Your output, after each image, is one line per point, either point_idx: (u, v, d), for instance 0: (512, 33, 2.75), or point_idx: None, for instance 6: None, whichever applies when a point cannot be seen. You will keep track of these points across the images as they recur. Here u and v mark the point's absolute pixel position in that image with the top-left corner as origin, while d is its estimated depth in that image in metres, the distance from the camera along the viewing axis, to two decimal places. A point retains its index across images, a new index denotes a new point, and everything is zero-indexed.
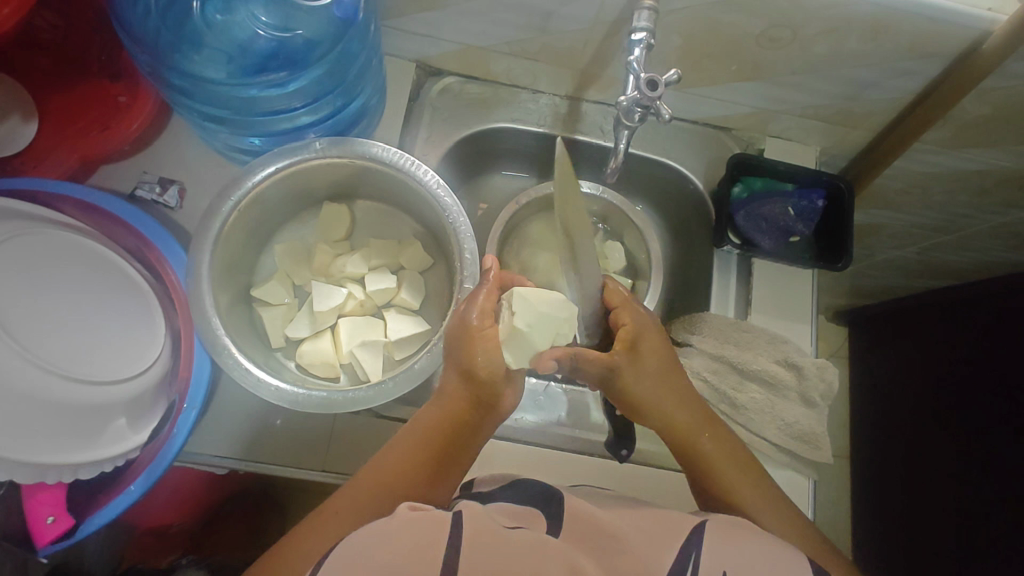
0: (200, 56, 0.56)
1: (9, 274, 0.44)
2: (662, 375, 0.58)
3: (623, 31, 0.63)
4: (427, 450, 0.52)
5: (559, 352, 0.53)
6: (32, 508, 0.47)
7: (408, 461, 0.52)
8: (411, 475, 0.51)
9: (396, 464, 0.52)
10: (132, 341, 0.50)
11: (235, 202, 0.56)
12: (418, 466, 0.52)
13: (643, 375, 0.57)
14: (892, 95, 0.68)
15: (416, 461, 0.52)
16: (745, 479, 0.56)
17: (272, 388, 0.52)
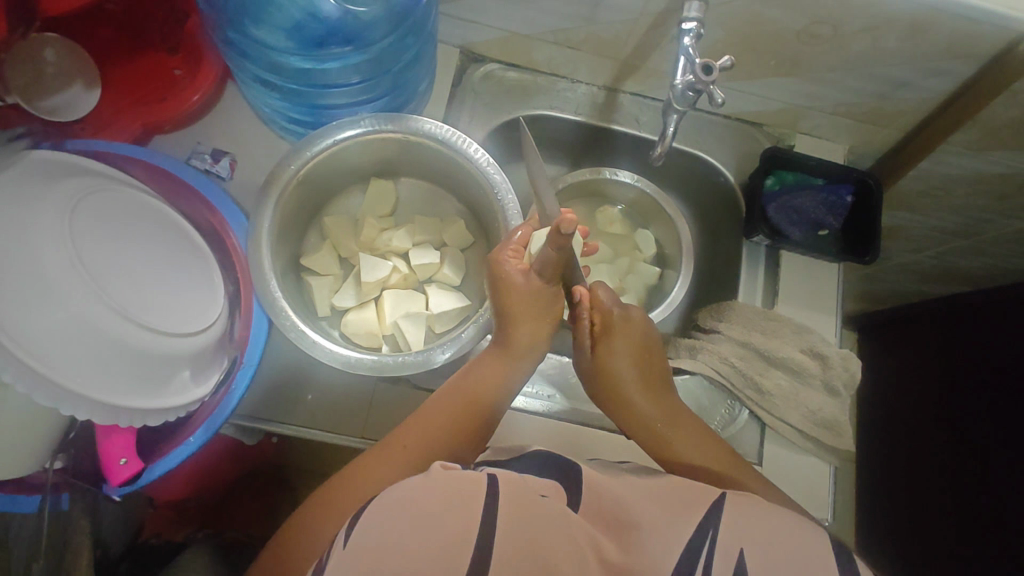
0: (263, 29, 0.58)
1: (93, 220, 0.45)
2: (632, 362, 0.60)
3: (667, 23, 0.65)
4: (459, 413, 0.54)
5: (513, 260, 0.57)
6: (106, 449, 0.49)
7: (454, 413, 0.54)
8: (461, 424, 0.54)
9: (442, 414, 0.54)
10: (198, 296, 0.51)
11: (295, 169, 0.58)
12: (465, 416, 0.54)
13: (610, 355, 0.60)
14: (924, 96, 0.70)
15: (467, 412, 0.55)
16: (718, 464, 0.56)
17: (325, 350, 0.54)
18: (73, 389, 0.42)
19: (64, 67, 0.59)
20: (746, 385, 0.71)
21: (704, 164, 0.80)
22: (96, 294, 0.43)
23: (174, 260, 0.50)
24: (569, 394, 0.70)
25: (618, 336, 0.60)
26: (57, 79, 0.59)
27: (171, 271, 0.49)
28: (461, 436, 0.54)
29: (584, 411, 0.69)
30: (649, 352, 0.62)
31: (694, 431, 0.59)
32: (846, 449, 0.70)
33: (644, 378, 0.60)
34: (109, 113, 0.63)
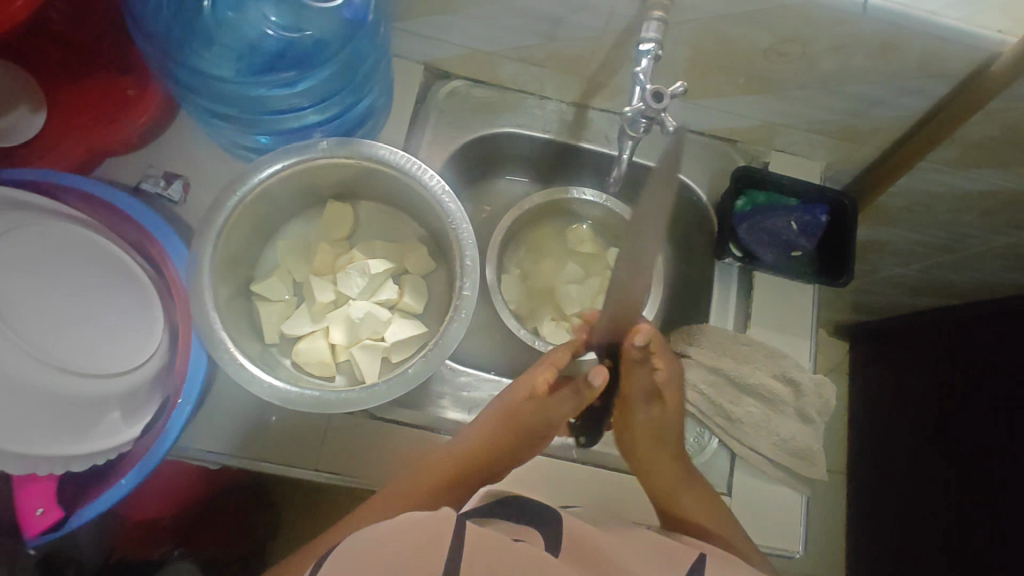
0: (207, 56, 0.56)
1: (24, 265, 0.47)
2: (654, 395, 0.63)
3: (630, 41, 0.63)
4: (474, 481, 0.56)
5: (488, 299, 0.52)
6: (22, 499, 0.48)
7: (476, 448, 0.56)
8: (484, 454, 0.55)
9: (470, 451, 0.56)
10: (128, 336, 0.52)
11: (240, 197, 0.56)
12: (487, 448, 0.56)
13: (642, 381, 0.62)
14: (899, 114, 0.68)
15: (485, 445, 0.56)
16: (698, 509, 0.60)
17: (265, 384, 0.52)
18: None
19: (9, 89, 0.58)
20: (717, 415, 0.69)
21: (676, 182, 0.78)
22: None
23: None
24: None
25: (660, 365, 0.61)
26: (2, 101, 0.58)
27: None
28: (474, 464, 0.55)
29: (548, 440, 0.67)
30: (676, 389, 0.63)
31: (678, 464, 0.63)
32: (820, 477, 0.68)
33: (661, 408, 0.63)
34: (53, 135, 0.61)
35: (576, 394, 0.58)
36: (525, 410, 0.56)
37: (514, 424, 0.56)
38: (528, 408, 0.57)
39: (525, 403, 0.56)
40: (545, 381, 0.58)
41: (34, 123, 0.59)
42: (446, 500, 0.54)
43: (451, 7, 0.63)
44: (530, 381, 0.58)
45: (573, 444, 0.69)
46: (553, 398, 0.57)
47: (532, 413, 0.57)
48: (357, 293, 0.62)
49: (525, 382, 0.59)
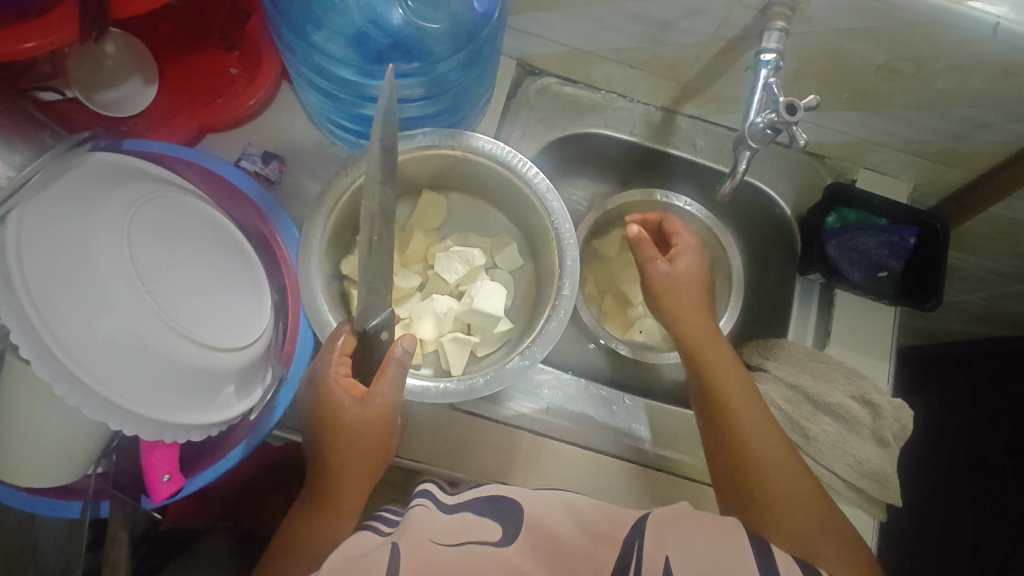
0: (325, 33, 0.56)
1: (160, 221, 0.45)
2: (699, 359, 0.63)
3: (739, 49, 0.62)
4: (366, 482, 0.53)
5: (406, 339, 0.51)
6: (149, 463, 0.47)
7: (361, 464, 0.52)
8: (368, 464, 0.52)
9: (346, 466, 0.52)
10: (246, 310, 0.50)
11: (350, 179, 0.56)
12: (368, 464, 0.52)
13: (687, 318, 0.65)
14: (1003, 140, 0.66)
15: (370, 461, 0.52)
16: (773, 462, 0.58)
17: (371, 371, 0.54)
18: (120, 404, 0.40)
19: (123, 62, 0.58)
20: (792, 431, 0.69)
21: (762, 195, 0.77)
22: (149, 305, 0.41)
23: (226, 270, 0.49)
24: (606, 427, 0.68)
25: (680, 292, 0.66)
26: (116, 73, 0.58)
27: (222, 283, 0.48)
28: (368, 475, 0.53)
29: (620, 443, 0.67)
30: (721, 358, 0.63)
31: (762, 418, 0.61)
32: (893, 502, 0.67)
33: (732, 373, 0.62)
34: (164, 109, 0.62)
35: (401, 369, 0.50)
36: (350, 422, 0.50)
37: (352, 442, 0.51)
38: (361, 415, 0.50)
39: (355, 413, 0.50)
40: (352, 389, 0.51)
41: (144, 96, 0.60)
42: (348, 502, 0.53)
43: (560, 5, 0.63)
44: (327, 384, 0.50)
45: (647, 448, 0.68)
46: (367, 402, 0.50)
47: (364, 419, 0.50)
48: (455, 278, 0.63)
49: (318, 381, 0.50)
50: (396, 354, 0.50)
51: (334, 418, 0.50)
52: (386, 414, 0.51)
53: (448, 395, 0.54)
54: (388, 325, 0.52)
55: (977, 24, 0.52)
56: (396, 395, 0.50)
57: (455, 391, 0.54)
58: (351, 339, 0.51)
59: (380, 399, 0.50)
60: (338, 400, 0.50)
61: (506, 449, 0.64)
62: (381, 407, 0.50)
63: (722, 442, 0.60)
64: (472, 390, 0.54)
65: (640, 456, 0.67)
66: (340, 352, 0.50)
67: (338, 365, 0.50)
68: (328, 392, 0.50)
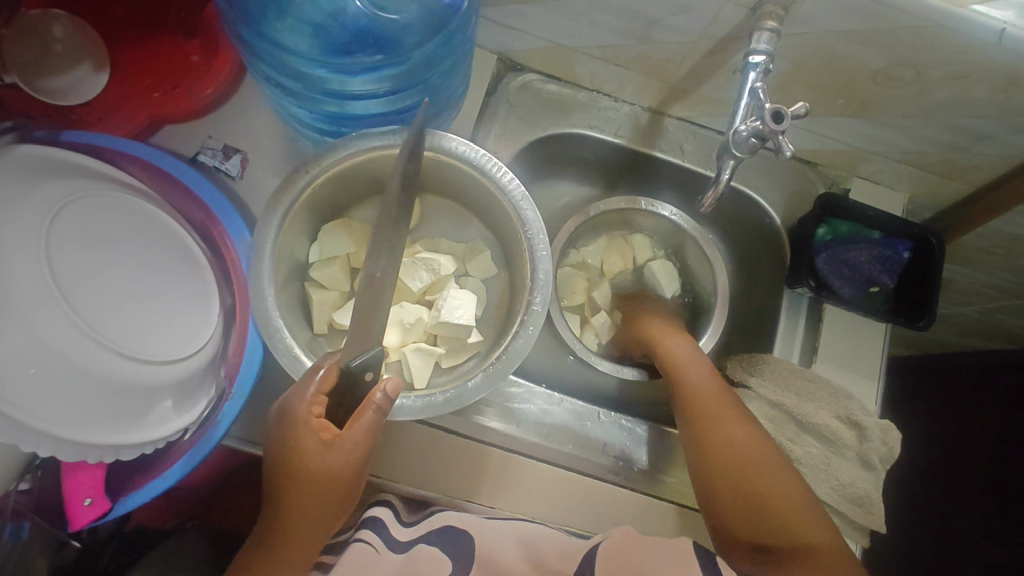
0: (284, 24, 0.53)
1: (90, 221, 0.42)
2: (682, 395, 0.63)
3: (728, 50, 0.59)
4: (322, 530, 0.50)
5: (390, 385, 0.48)
6: (71, 487, 0.45)
7: (319, 508, 0.49)
8: (327, 508, 0.49)
9: (303, 510, 0.48)
10: (187, 318, 0.46)
11: (309, 178, 0.53)
12: (326, 507, 0.49)
13: (676, 357, 0.66)
14: (1005, 152, 0.63)
15: (330, 505, 0.49)
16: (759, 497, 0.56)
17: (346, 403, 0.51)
18: (26, 421, 0.36)
19: (73, 45, 0.54)
20: None
21: (751, 204, 0.74)
22: (67, 315, 0.38)
23: (167, 275, 0.46)
24: (581, 441, 0.65)
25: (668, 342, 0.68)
26: (66, 57, 0.53)
27: (162, 289, 0.45)
28: (326, 520, 0.49)
29: (596, 462, 0.64)
30: (711, 396, 0.62)
31: (749, 448, 0.58)
32: (878, 529, 0.64)
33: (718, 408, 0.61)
34: (117, 96, 0.57)
35: (380, 414, 0.49)
36: (316, 467, 0.47)
37: (314, 489, 0.48)
38: (328, 463, 0.47)
39: (324, 458, 0.47)
40: (323, 430, 0.48)
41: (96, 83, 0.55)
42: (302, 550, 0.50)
43: None
44: (298, 423, 0.47)
45: (622, 466, 0.64)
46: (338, 446, 0.48)
47: (331, 466, 0.47)
48: (419, 287, 0.60)
49: (288, 417, 0.47)
50: (378, 402, 0.48)
51: (298, 462, 0.47)
52: (355, 463, 0.48)
53: (410, 415, 0.51)
54: (374, 364, 0.50)
55: (980, 30, 0.48)
56: (368, 440, 0.48)
57: (414, 409, 0.51)
58: (334, 374, 0.47)
59: (352, 446, 0.48)
60: (305, 442, 0.47)
61: (472, 469, 0.60)
62: (350, 455, 0.48)
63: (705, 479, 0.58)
64: (433, 410, 0.52)
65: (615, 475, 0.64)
66: (315, 391, 0.47)
67: (312, 405, 0.47)
68: (296, 430, 0.47)
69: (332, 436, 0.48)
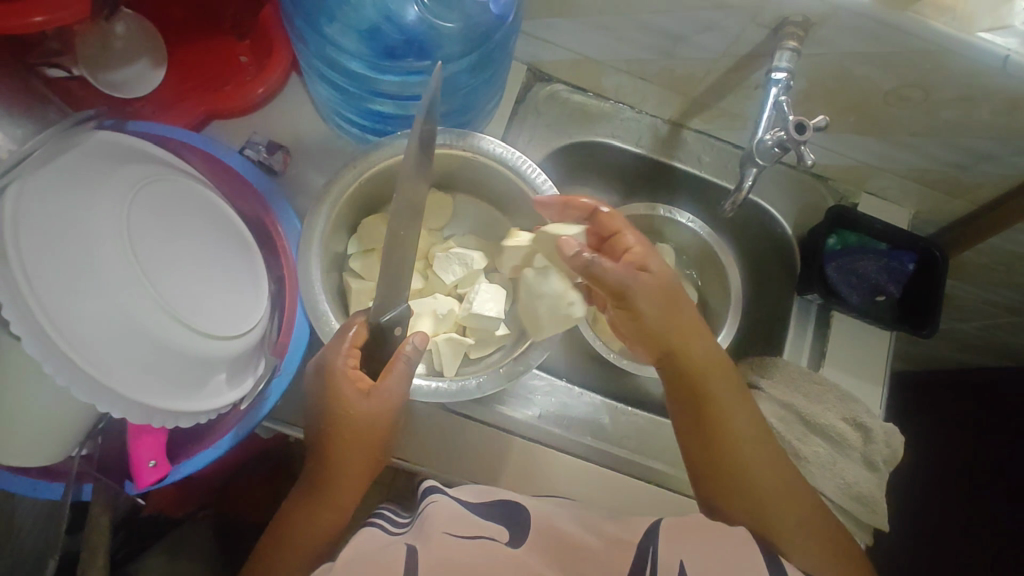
0: (339, 25, 0.56)
1: (162, 203, 0.45)
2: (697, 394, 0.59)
3: (749, 67, 0.63)
4: (364, 474, 0.53)
5: (418, 337, 0.51)
6: (134, 450, 0.48)
7: (360, 461, 0.52)
8: (368, 459, 0.53)
9: (346, 465, 0.52)
10: (241, 299, 0.49)
11: (360, 171, 0.56)
12: (367, 460, 0.53)
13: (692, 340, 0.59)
14: (1007, 172, 0.67)
15: (368, 457, 0.53)
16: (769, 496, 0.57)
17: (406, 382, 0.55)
18: (105, 383, 0.39)
19: (132, 42, 0.58)
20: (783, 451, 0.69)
21: (764, 213, 0.77)
22: (144, 287, 0.41)
23: (223, 255, 0.49)
24: (600, 435, 0.68)
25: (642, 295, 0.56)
26: (126, 53, 0.58)
27: (220, 270, 0.48)
28: (365, 472, 0.53)
29: (613, 453, 0.67)
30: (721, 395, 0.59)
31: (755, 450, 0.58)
32: (880, 527, 0.67)
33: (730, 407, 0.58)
34: (174, 91, 0.61)
35: (410, 366, 0.50)
36: (355, 415, 0.50)
37: (358, 441, 0.51)
38: (368, 409, 0.49)
39: (363, 405, 0.49)
40: (359, 380, 0.50)
41: (155, 79, 0.60)
42: (345, 492, 0.53)
43: (574, 12, 0.63)
44: (335, 377, 0.49)
45: (637, 458, 0.67)
46: (373, 395, 0.50)
47: (370, 415, 0.50)
48: (453, 280, 0.63)
49: (326, 371, 0.49)
50: (408, 351, 0.50)
51: (338, 412, 0.50)
52: (391, 409, 0.50)
53: (457, 395, 0.54)
54: (404, 319, 0.52)
55: (987, 55, 0.52)
56: (403, 392, 0.50)
57: (459, 391, 0.54)
58: (365, 328, 0.50)
59: (388, 394, 0.50)
60: (344, 392, 0.49)
61: (497, 453, 0.63)
62: (387, 402, 0.50)
63: (717, 481, 0.58)
64: (479, 390, 0.55)
65: (632, 467, 0.66)
66: (350, 345, 0.49)
67: (347, 358, 0.49)
68: (334, 384, 0.49)
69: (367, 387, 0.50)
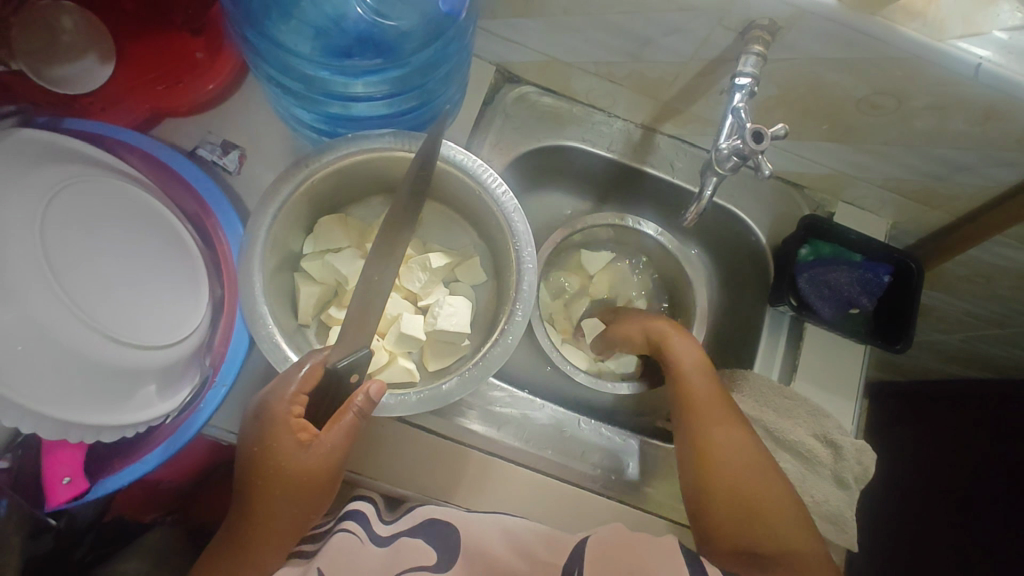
0: (288, 25, 0.54)
1: (85, 206, 0.43)
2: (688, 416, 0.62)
3: (718, 71, 0.61)
4: (300, 521, 0.52)
5: (370, 389, 0.50)
6: (50, 466, 0.47)
7: (296, 509, 0.51)
8: (303, 508, 0.51)
9: (281, 511, 0.50)
10: (174, 306, 0.47)
11: (308, 174, 0.54)
12: (303, 508, 0.51)
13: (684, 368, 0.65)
14: (984, 183, 0.65)
15: (304, 506, 0.51)
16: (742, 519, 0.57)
17: None
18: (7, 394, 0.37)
19: (80, 39, 0.56)
20: None
21: (737, 221, 0.75)
22: (56, 295, 0.39)
23: (156, 261, 0.47)
24: (561, 450, 0.66)
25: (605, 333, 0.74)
26: (71, 50, 0.55)
27: (152, 276, 0.46)
28: (300, 520, 0.52)
29: (575, 469, 0.65)
30: (714, 416, 0.61)
31: (741, 471, 0.58)
32: (849, 546, 0.65)
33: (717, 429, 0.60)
34: (122, 89, 0.59)
35: (359, 417, 0.50)
36: (293, 465, 0.49)
37: (294, 490, 0.50)
38: (306, 462, 0.49)
39: (302, 457, 0.49)
40: (301, 431, 0.50)
41: (102, 76, 0.57)
42: (270, 543, 0.51)
43: (537, 12, 0.61)
44: (277, 422, 0.49)
45: (602, 476, 0.65)
46: (315, 447, 0.49)
47: (308, 465, 0.49)
48: (417, 288, 0.61)
49: (267, 416, 0.49)
50: (359, 404, 0.49)
51: (274, 458, 0.49)
52: (332, 463, 0.50)
53: (398, 412, 0.52)
54: (361, 364, 0.52)
55: (958, 63, 0.50)
56: (345, 442, 0.50)
57: (400, 406, 0.52)
58: (315, 373, 0.49)
59: (329, 448, 0.50)
60: (283, 441, 0.49)
61: (452, 469, 0.61)
62: (328, 457, 0.50)
63: (700, 497, 0.58)
64: (421, 407, 0.52)
65: (596, 483, 0.64)
66: (296, 391, 0.49)
67: (292, 405, 0.48)
68: (275, 430, 0.49)
69: (310, 437, 0.50)
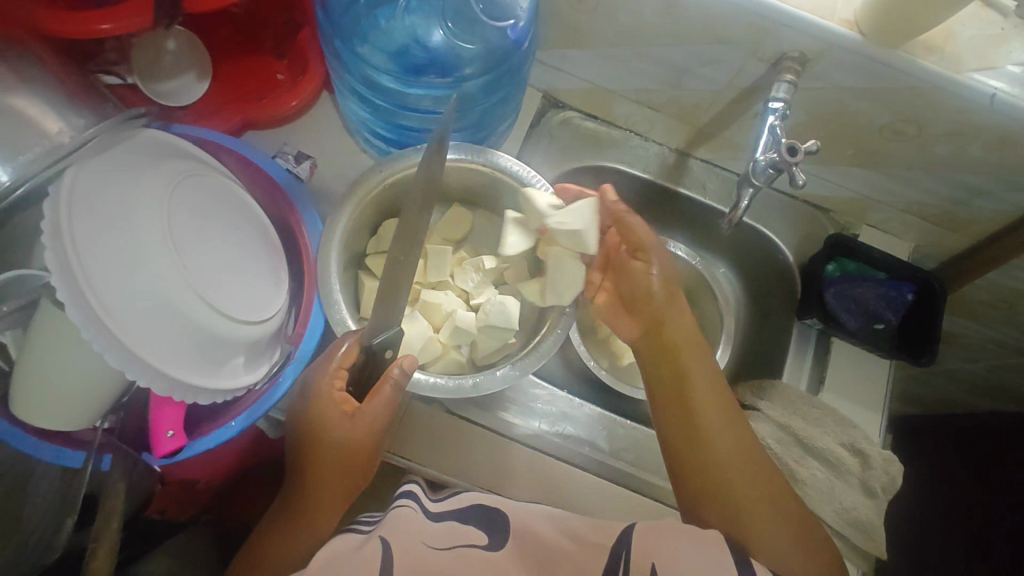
0: (368, 48, 0.61)
1: (196, 195, 0.49)
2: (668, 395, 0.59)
3: (752, 99, 0.66)
4: (351, 486, 0.56)
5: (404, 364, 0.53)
6: (158, 418, 0.52)
7: (345, 475, 0.54)
8: (352, 473, 0.54)
9: (332, 478, 0.54)
10: (261, 288, 0.52)
11: (381, 177, 0.60)
12: (351, 473, 0.54)
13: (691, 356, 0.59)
14: (1003, 208, 0.69)
15: (353, 471, 0.54)
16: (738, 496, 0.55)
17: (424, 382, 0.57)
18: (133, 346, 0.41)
19: (181, 57, 0.63)
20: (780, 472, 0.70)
21: (766, 241, 0.79)
22: (176, 265, 0.45)
23: (251, 252, 0.53)
24: (596, 448, 0.69)
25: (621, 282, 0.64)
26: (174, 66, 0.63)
27: (245, 259, 0.52)
28: (349, 484, 0.55)
29: (609, 465, 0.68)
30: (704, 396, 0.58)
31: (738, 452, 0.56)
32: (877, 554, 0.67)
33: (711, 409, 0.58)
34: (214, 102, 0.66)
35: (397, 388, 0.53)
36: (340, 434, 0.53)
37: (344, 457, 0.54)
38: (351, 430, 0.53)
39: (347, 426, 0.53)
40: (345, 403, 0.54)
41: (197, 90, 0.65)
42: (324, 512, 0.56)
43: (587, 42, 0.68)
44: (321, 396, 0.53)
45: (634, 473, 0.68)
46: (358, 417, 0.53)
47: (353, 435, 0.53)
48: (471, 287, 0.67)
49: (316, 392, 0.53)
50: (394, 375, 0.52)
51: (324, 431, 0.53)
52: (375, 430, 0.53)
53: (454, 395, 0.57)
54: (394, 343, 0.53)
55: (974, 93, 0.55)
56: (385, 413, 0.53)
57: (460, 386, 0.57)
58: (352, 353, 0.53)
59: (371, 416, 0.53)
60: (329, 413, 0.53)
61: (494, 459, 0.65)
62: (372, 425, 0.53)
63: (695, 480, 0.56)
64: (475, 390, 0.57)
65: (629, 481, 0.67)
66: (336, 367, 0.53)
67: (333, 379, 0.52)
68: (320, 405, 0.53)
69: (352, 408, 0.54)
